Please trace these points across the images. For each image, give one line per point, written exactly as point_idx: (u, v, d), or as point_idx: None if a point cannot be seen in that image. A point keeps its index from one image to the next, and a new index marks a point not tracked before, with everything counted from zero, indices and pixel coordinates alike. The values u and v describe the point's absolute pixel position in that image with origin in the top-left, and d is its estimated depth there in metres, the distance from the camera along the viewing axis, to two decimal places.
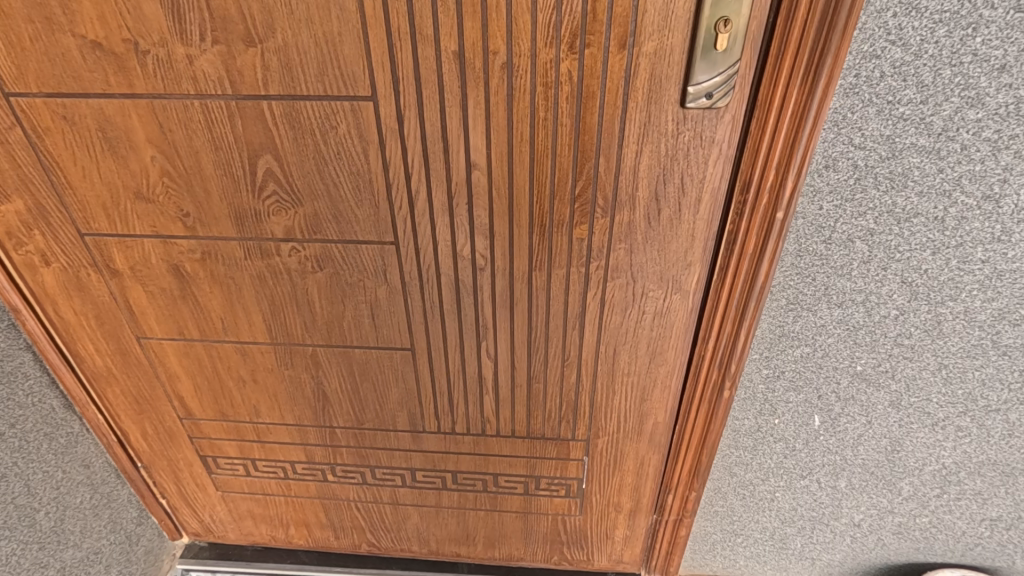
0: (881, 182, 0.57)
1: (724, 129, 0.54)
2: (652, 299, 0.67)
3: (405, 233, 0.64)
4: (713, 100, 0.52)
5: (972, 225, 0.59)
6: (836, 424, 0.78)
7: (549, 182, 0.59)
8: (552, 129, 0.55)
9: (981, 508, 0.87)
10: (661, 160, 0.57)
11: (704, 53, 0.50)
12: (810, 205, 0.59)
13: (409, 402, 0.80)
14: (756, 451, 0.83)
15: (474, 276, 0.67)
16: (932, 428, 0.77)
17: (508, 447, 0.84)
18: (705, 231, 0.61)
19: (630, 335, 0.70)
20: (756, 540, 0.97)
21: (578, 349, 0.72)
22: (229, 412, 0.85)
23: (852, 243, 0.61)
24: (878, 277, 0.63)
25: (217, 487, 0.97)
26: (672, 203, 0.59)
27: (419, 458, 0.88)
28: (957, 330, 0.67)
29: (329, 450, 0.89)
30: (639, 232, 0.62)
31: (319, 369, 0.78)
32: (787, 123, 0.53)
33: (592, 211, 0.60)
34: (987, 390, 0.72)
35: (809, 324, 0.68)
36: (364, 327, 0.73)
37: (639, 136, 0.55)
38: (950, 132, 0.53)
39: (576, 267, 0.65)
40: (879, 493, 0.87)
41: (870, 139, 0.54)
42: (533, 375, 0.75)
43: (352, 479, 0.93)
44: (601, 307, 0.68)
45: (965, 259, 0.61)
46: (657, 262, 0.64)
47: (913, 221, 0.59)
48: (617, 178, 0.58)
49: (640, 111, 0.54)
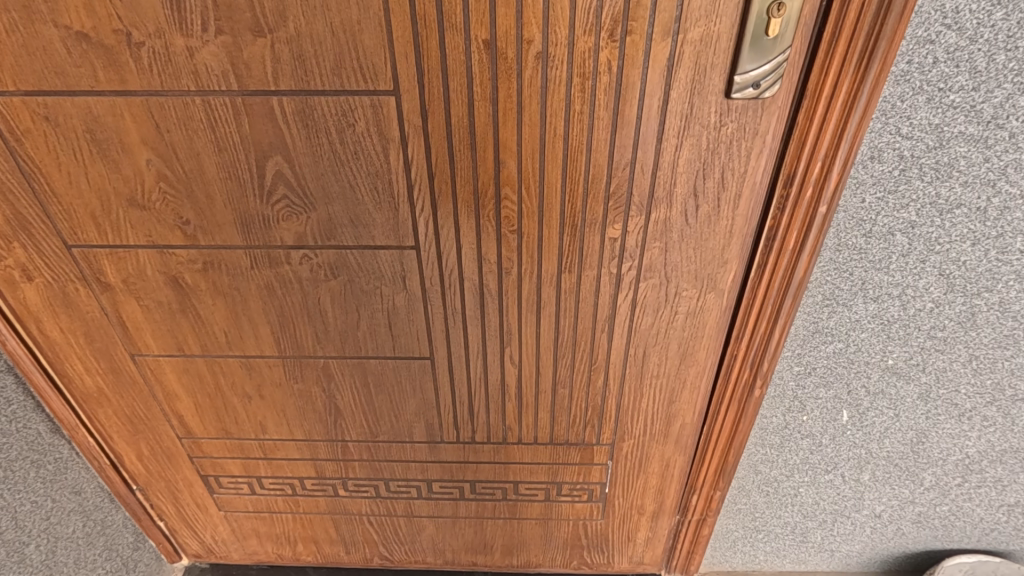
0: (926, 173, 0.55)
1: (770, 120, 0.52)
2: (685, 299, 0.64)
3: (427, 237, 0.60)
4: (760, 90, 0.49)
5: (1014, 215, 0.57)
6: (864, 418, 0.77)
7: (583, 179, 0.56)
8: (588, 123, 0.52)
9: (1000, 495, 0.88)
10: (701, 154, 0.54)
11: (754, 40, 0.47)
12: (852, 198, 0.57)
13: (427, 413, 0.77)
14: (782, 448, 0.82)
15: (499, 280, 0.63)
16: (958, 419, 0.77)
17: (529, 454, 0.81)
18: (743, 228, 0.59)
19: (660, 337, 0.68)
20: (777, 535, 0.96)
21: (606, 352, 0.70)
22: (232, 430, 0.80)
23: (893, 236, 0.59)
24: (916, 270, 0.62)
25: (219, 507, 0.92)
26: (711, 199, 0.57)
27: (435, 469, 0.84)
28: (991, 321, 0.66)
29: (340, 465, 0.84)
30: (675, 230, 0.59)
31: (331, 382, 0.74)
32: (836, 113, 0.50)
33: (626, 208, 0.57)
34: (1015, 379, 0.72)
35: (843, 319, 0.67)
36: (381, 337, 0.68)
37: (679, 129, 0.52)
38: (1000, 120, 0.52)
39: (608, 268, 0.62)
40: (901, 485, 0.87)
41: (918, 129, 0.52)
42: (558, 380, 0.73)
43: (364, 493, 0.89)
44: (632, 308, 0.65)
45: (1004, 249, 0.60)
46: (693, 260, 0.61)
47: (955, 212, 0.57)
48: (655, 174, 0.55)
49: (682, 102, 0.51)
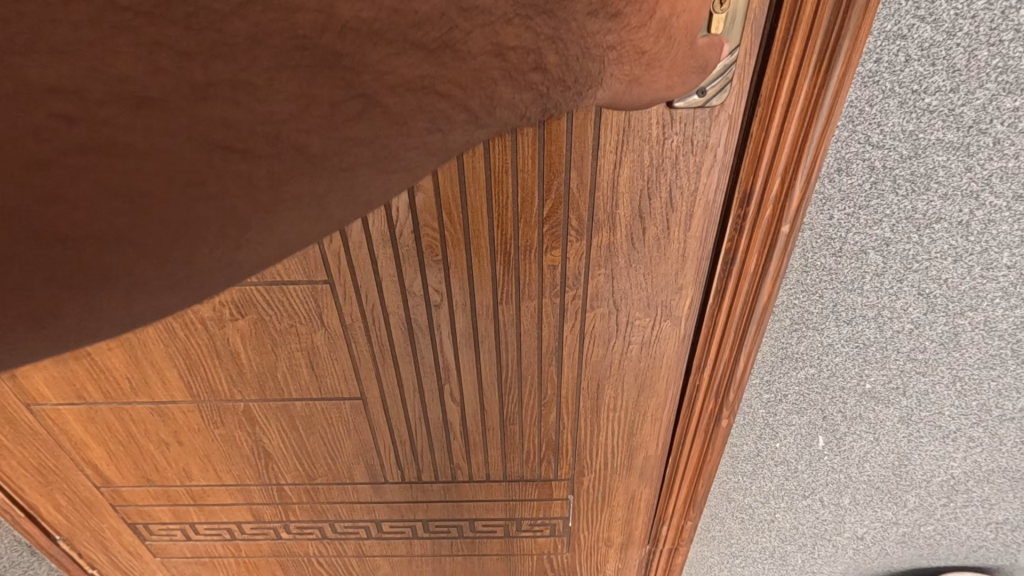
0: (900, 185, 0.48)
1: (720, 131, 0.44)
2: (638, 328, 0.57)
3: (341, 270, 0.52)
4: (706, 99, 0.42)
5: (999, 229, 0.51)
6: (842, 443, 0.71)
7: (512, 202, 0.48)
8: (511, 138, 0.45)
9: (988, 513, 0.82)
10: (644, 171, 0.47)
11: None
12: (818, 215, 0.50)
13: (366, 453, 0.70)
14: (755, 475, 0.76)
15: (428, 314, 0.56)
16: (942, 441, 0.71)
17: (482, 492, 0.75)
18: (698, 251, 0.52)
19: (614, 368, 0.61)
20: (756, 560, 0.90)
21: (556, 386, 0.63)
22: (154, 477, 0.73)
23: (866, 254, 0.53)
24: (892, 290, 0.55)
25: (154, 554, 0.85)
26: (659, 220, 0.50)
27: (383, 509, 0.78)
28: (976, 341, 0.60)
29: (278, 509, 0.78)
30: (621, 256, 0.52)
31: (255, 426, 0.67)
32: (796, 123, 0.43)
33: (564, 233, 0.50)
34: (1003, 399, 0.66)
35: (814, 344, 0.60)
36: (303, 378, 0.61)
37: (617, 143, 0.45)
38: (982, 125, 0.45)
39: (549, 297, 0.55)
40: (884, 507, 0.81)
41: (890, 137, 0.46)
42: (506, 416, 0.66)
43: (309, 535, 0.82)
44: (580, 338, 0.58)
45: (989, 265, 0.54)
46: (644, 287, 0.54)
47: (935, 227, 0.51)
48: (594, 195, 0.48)
49: (617, 111, 0.44)
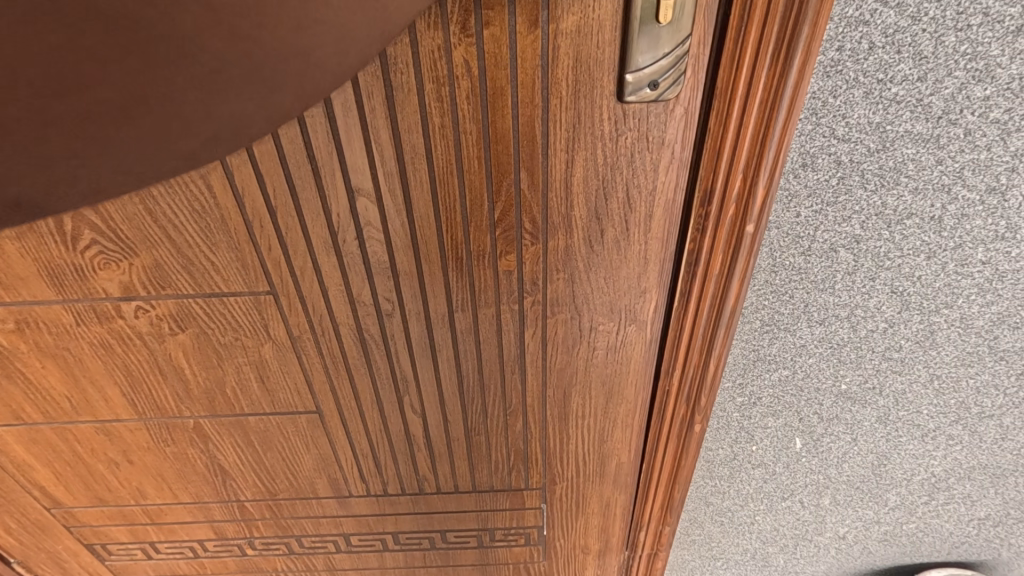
0: (869, 180, 0.46)
1: (676, 126, 0.42)
2: (602, 333, 0.55)
3: (283, 280, 0.49)
4: (659, 91, 0.40)
5: (973, 223, 0.49)
6: (819, 444, 0.69)
7: (460, 205, 0.45)
8: (453, 138, 0.42)
9: (970, 510, 0.81)
10: (599, 170, 0.44)
11: (643, 28, 0.37)
12: (784, 213, 0.48)
13: (327, 468, 0.67)
14: (733, 479, 0.74)
15: (381, 324, 0.53)
16: (921, 439, 0.69)
17: (452, 503, 0.73)
18: (660, 253, 0.49)
19: (580, 375, 0.59)
20: (738, 562, 0.89)
21: (521, 394, 0.60)
22: (108, 498, 0.69)
23: (835, 253, 0.50)
24: (865, 288, 0.53)
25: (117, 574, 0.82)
26: (617, 222, 0.47)
27: (350, 523, 0.75)
28: (952, 338, 0.58)
29: (241, 525, 0.75)
30: (580, 260, 0.49)
31: (208, 442, 0.63)
32: (755, 116, 0.41)
33: (518, 237, 0.48)
34: (981, 397, 0.64)
35: (786, 346, 0.58)
36: (254, 392, 0.58)
37: (568, 141, 0.43)
38: (951, 115, 0.43)
39: (507, 304, 0.52)
40: (865, 506, 0.79)
41: (855, 129, 0.43)
42: (471, 427, 0.63)
43: (276, 551, 0.79)
44: (542, 345, 0.56)
45: (963, 261, 0.51)
46: (605, 291, 0.52)
47: (906, 223, 0.49)
48: (547, 196, 0.45)
49: (565, 108, 0.41)
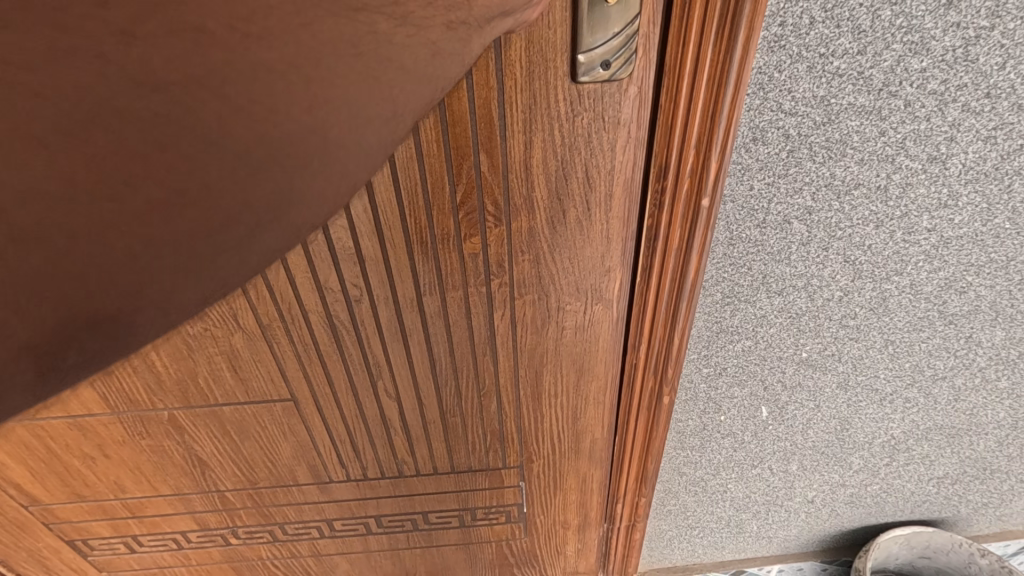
0: (817, 152, 0.47)
1: (631, 106, 0.43)
2: (571, 312, 0.57)
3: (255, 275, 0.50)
4: (609, 74, 0.41)
5: (916, 192, 0.51)
6: (784, 411, 0.72)
7: (421, 188, 0.46)
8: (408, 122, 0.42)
9: (929, 469, 0.85)
10: (557, 152, 0.45)
11: (593, 11, 0.38)
12: (738, 186, 0.49)
13: (306, 454, 0.68)
14: (704, 449, 0.76)
15: (350, 309, 0.54)
16: (880, 403, 0.73)
17: (432, 483, 0.75)
18: (622, 231, 0.51)
19: (551, 354, 0.60)
20: (712, 529, 0.92)
21: (495, 374, 0.62)
22: (85, 493, 0.69)
23: (789, 224, 0.52)
24: (819, 258, 0.55)
25: (99, 568, 0.83)
26: (578, 202, 0.48)
27: (333, 508, 0.76)
28: (903, 304, 0.61)
29: (223, 516, 0.76)
30: (543, 242, 0.51)
31: (184, 433, 0.64)
32: (703, 93, 0.42)
33: (482, 221, 0.49)
34: (934, 359, 0.67)
35: (748, 317, 0.60)
36: (228, 381, 0.59)
37: (524, 123, 0.44)
38: (892, 87, 0.44)
39: (474, 286, 0.53)
40: (830, 470, 0.83)
41: (801, 103, 0.45)
42: (448, 408, 0.65)
43: (260, 540, 0.81)
44: (512, 328, 0.57)
45: (910, 229, 0.54)
46: (570, 271, 0.53)
47: (854, 193, 0.51)
48: (507, 177, 0.46)
49: (520, 90, 0.42)
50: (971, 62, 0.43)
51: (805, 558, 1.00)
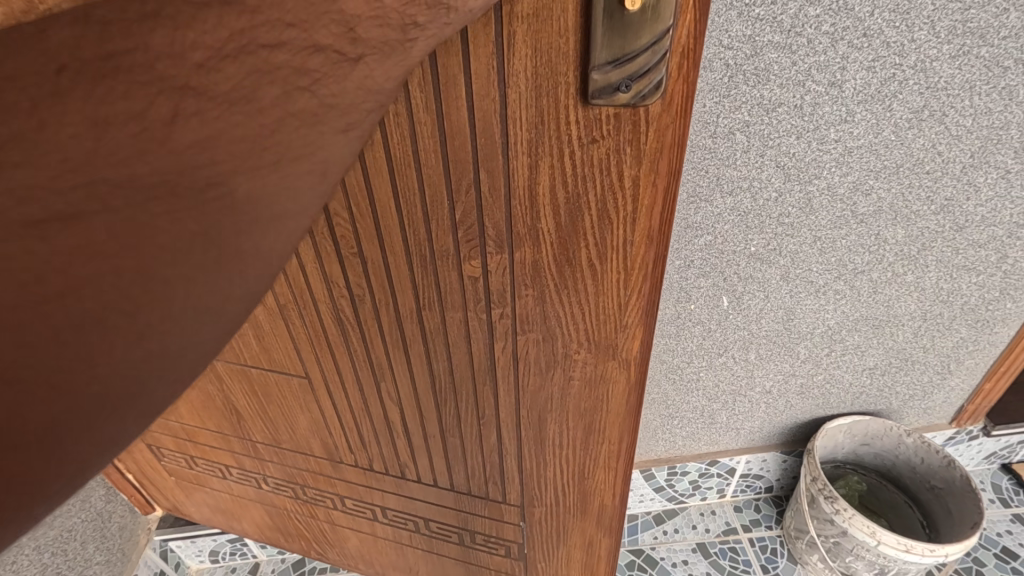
0: (749, 78, 0.67)
1: (647, 142, 0.44)
2: (578, 365, 0.62)
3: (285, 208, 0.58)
4: (658, 92, 0.41)
5: (824, 110, 0.71)
6: (741, 300, 0.91)
7: (420, 202, 0.52)
8: (409, 127, 0.47)
9: (861, 360, 1.05)
10: (569, 197, 0.49)
11: (608, 28, 0.38)
12: (695, 104, 0.69)
13: (319, 432, 0.85)
14: (679, 337, 0.96)
15: (354, 305, 0.64)
16: (817, 294, 0.92)
17: (435, 496, 0.87)
18: (638, 284, 0.54)
19: (553, 403, 0.67)
20: (689, 419, 1.11)
21: (495, 409, 0.70)
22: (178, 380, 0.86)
23: (734, 135, 0.72)
24: (757, 163, 0.75)
25: (180, 461, 1.01)
26: (590, 244, 0.51)
27: (354, 473, 0.90)
28: (824, 204, 0.80)
29: (269, 430, 0.89)
30: (550, 278, 0.55)
31: (246, 346, 0.76)
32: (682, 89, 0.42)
33: (482, 246, 0.54)
34: (853, 254, 0.87)
35: (707, 214, 0.79)
36: (275, 306, 0.69)
37: (529, 143, 0.46)
38: (798, 29, 0.64)
39: (474, 312, 0.60)
40: (782, 360, 1.02)
41: (735, 40, 0.64)
42: (445, 428, 0.75)
43: (285, 492, 0.99)
44: (513, 361, 0.64)
45: (822, 140, 0.73)
46: (578, 320, 0.58)
47: (779, 110, 0.70)
48: (511, 204, 0.50)
49: (525, 104, 0.44)
50: (849, 10, 0.63)
51: (768, 450, 1.20)
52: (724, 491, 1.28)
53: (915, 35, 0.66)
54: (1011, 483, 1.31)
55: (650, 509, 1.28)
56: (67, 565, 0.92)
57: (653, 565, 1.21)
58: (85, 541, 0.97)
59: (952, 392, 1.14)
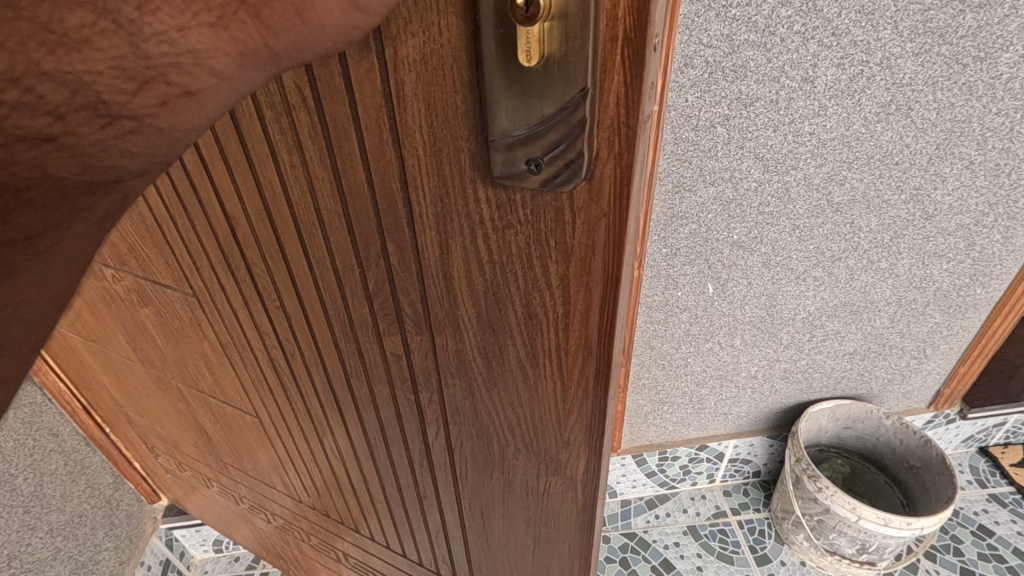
0: (728, 74, 0.72)
1: (569, 234, 0.38)
2: (519, 467, 0.59)
3: (213, 247, 0.58)
4: (572, 177, 0.34)
5: (798, 104, 0.76)
6: (726, 287, 0.96)
7: (336, 272, 0.51)
8: (306, 183, 0.45)
9: (841, 344, 1.10)
10: (488, 284, 0.44)
11: (505, 94, 0.32)
12: (678, 98, 0.74)
13: (279, 467, 0.88)
14: (667, 323, 1.00)
15: (294, 364, 0.66)
16: (797, 280, 0.97)
17: (390, 554, 0.91)
18: (577, 397, 0.48)
19: (499, 490, 0.64)
20: (679, 405, 1.16)
21: (435, 483, 0.70)
22: (158, 400, 0.90)
23: (715, 128, 0.76)
24: (737, 155, 0.80)
25: (169, 466, 1.06)
26: (518, 339, 0.46)
27: (315, 516, 0.94)
28: (801, 194, 0.85)
29: (238, 460, 0.92)
30: (477, 371, 0.52)
31: (215, 383, 0.79)
32: (608, 179, 0.34)
33: (401, 323, 0.52)
34: (830, 242, 0.92)
35: (691, 203, 0.84)
36: (235, 353, 0.71)
37: (436, 216, 0.41)
38: (771, 28, 0.69)
39: (402, 387, 0.59)
40: (766, 345, 1.07)
41: (714, 39, 0.69)
42: (391, 494, 0.78)
43: (258, 514, 1.03)
44: (447, 444, 0.63)
45: (797, 133, 0.78)
46: (513, 417, 0.54)
47: (756, 105, 0.75)
48: (423, 283, 0.47)
49: (427, 174, 0.39)
50: (819, 11, 0.68)
51: (755, 434, 1.24)
52: (714, 476, 1.32)
53: (880, 34, 0.71)
54: (988, 465, 1.36)
55: (643, 494, 1.33)
56: (78, 550, 0.95)
57: (645, 548, 1.25)
58: (95, 526, 1.00)
59: (929, 376, 1.20)
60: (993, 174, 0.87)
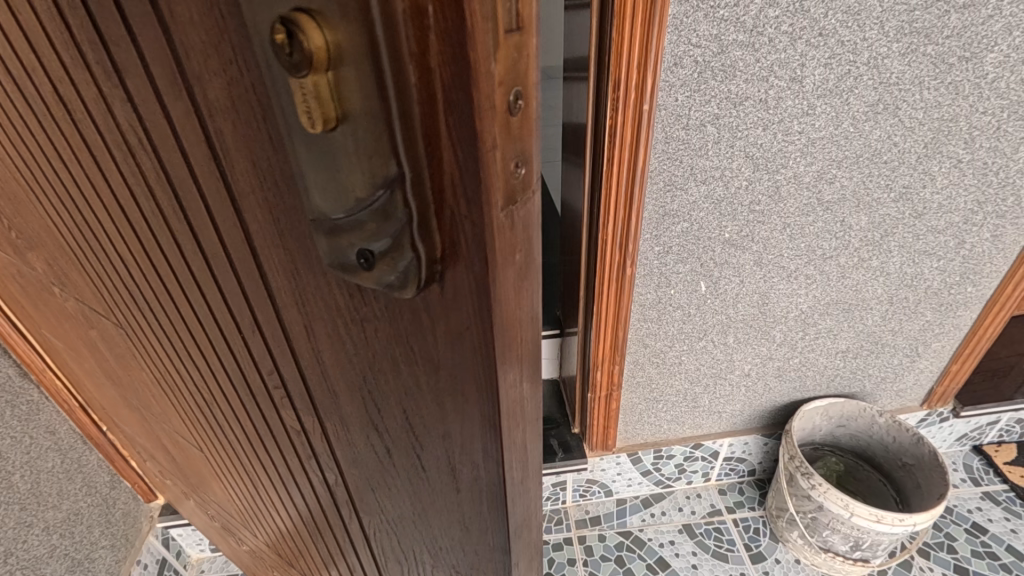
0: (717, 73, 0.73)
1: (439, 335, 0.32)
2: (428, 546, 0.58)
3: (106, 295, 0.53)
4: (412, 278, 0.27)
5: (787, 103, 0.77)
6: (718, 285, 0.97)
7: (223, 341, 0.46)
8: (167, 244, 0.39)
9: (834, 342, 1.11)
10: (364, 373, 0.38)
11: (315, 170, 0.25)
12: (668, 97, 0.74)
13: (230, 500, 0.88)
14: (661, 321, 1.01)
15: (214, 417, 0.64)
16: (789, 278, 0.98)
17: None
18: (472, 492, 0.45)
19: (415, 557, 0.63)
20: (674, 403, 1.16)
21: (357, 541, 0.69)
22: (122, 418, 0.89)
23: (705, 127, 0.77)
24: (728, 154, 0.81)
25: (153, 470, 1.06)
26: (404, 431, 0.42)
27: (264, 544, 0.97)
28: (791, 193, 0.86)
29: (197, 485, 0.92)
30: (370, 455, 0.47)
31: (160, 419, 0.77)
32: (463, 285, 0.28)
33: (291, 398, 0.47)
34: (821, 241, 0.93)
35: (683, 201, 0.85)
36: (167, 397, 0.68)
37: (294, 296, 0.35)
38: (759, 28, 0.70)
39: (308, 454, 0.56)
40: (758, 343, 1.08)
41: (703, 39, 0.70)
42: (324, 545, 0.78)
43: (221, 530, 1.04)
44: (360, 513, 0.61)
45: (786, 132, 0.79)
46: (415, 502, 0.51)
47: (746, 104, 0.76)
48: (302, 363, 0.42)
49: (273, 251, 0.32)
50: (805, 12, 0.69)
51: (750, 432, 1.25)
52: (709, 475, 1.33)
53: (867, 34, 0.72)
54: (981, 463, 1.37)
55: (638, 493, 1.33)
56: (75, 548, 0.95)
57: (640, 546, 1.25)
58: (91, 524, 1.00)
59: (922, 374, 1.20)
60: (981, 173, 0.89)
